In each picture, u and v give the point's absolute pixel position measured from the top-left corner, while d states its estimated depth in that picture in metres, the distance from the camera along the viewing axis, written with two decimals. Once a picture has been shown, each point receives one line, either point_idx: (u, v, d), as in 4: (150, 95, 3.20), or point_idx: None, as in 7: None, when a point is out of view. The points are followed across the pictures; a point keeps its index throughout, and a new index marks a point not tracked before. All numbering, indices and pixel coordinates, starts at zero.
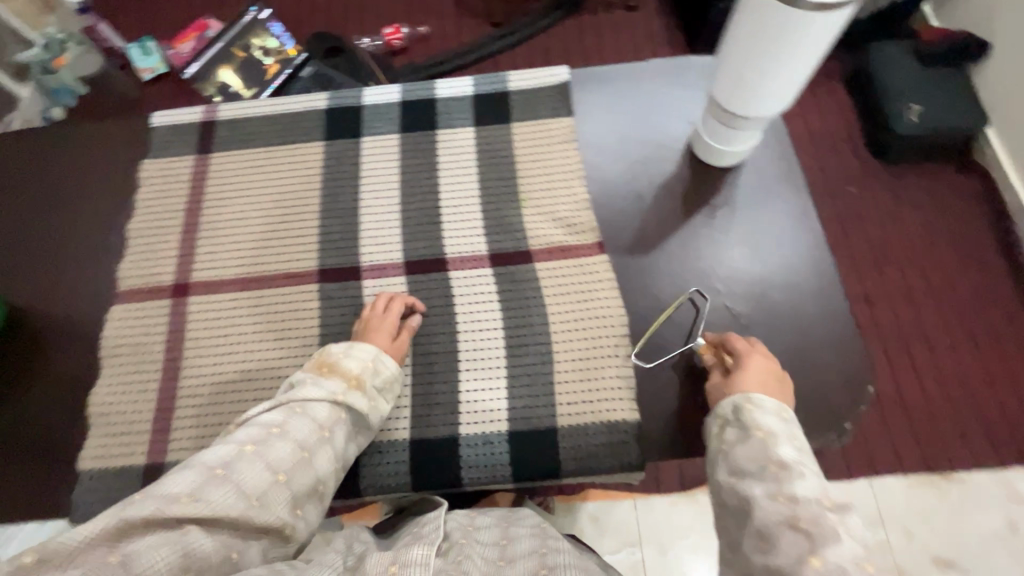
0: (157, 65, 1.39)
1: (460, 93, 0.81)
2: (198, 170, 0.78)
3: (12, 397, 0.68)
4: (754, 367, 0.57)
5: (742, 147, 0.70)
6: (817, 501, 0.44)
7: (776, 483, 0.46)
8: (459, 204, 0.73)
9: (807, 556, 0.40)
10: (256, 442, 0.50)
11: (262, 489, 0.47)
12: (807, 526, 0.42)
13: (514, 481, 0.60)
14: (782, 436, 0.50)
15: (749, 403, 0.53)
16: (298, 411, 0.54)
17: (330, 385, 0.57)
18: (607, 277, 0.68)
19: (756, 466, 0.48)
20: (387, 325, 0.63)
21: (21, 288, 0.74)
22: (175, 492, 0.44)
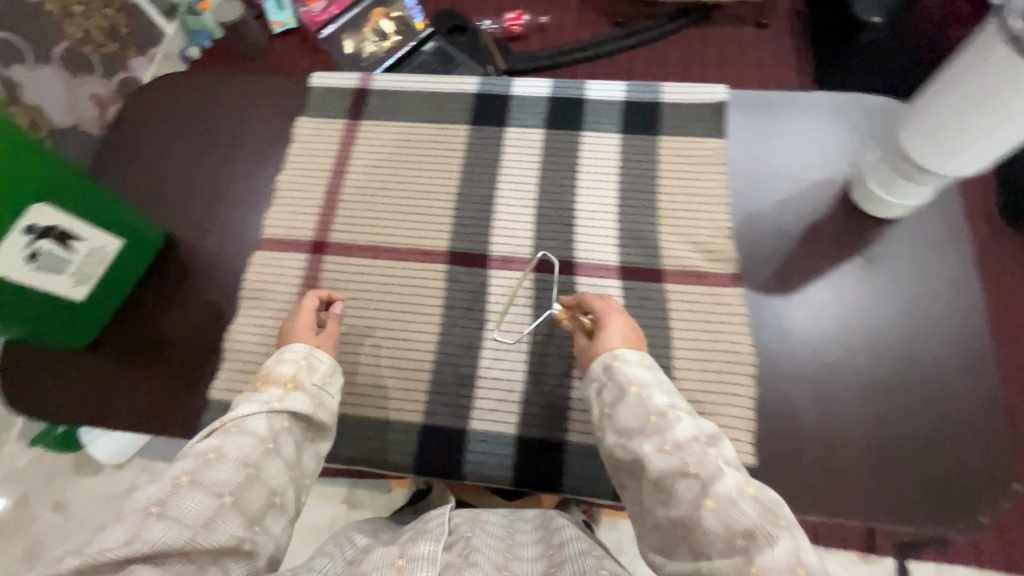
0: (288, 20, 1.37)
1: (610, 98, 0.80)
2: (348, 134, 0.81)
3: (155, 318, 0.73)
4: (610, 324, 0.59)
5: (913, 202, 0.65)
6: (695, 439, 0.47)
7: (659, 437, 0.48)
8: (595, 210, 0.73)
9: (702, 498, 0.42)
10: (191, 472, 0.46)
11: (205, 518, 0.43)
12: (696, 470, 0.44)
13: (615, 498, 0.60)
14: (649, 386, 0.52)
15: (618, 360, 0.55)
16: (236, 430, 0.51)
17: (265, 395, 0.55)
18: (738, 312, 0.66)
19: (637, 424, 0.50)
20: (304, 318, 0.66)
21: (174, 218, 0.79)
22: (110, 543, 0.39)
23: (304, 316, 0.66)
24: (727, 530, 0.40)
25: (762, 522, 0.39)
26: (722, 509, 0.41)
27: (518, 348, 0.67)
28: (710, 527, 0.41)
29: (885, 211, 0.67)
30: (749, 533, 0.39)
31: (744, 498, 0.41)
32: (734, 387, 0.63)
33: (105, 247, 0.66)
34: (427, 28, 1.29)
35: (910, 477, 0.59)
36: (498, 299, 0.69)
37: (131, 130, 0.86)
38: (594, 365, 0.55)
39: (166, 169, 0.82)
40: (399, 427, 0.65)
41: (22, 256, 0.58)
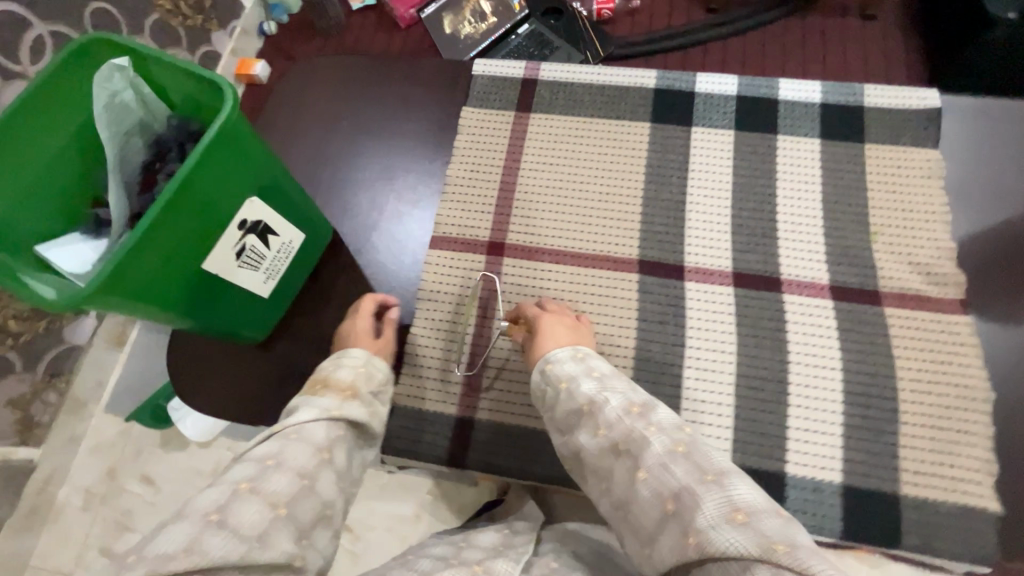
0: None
1: (807, 99, 0.73)
2: (519, 127, 0.77)
3: (328, 315, 0.71)
4: (552, 321, 0.59)
5: None
6: (623, 414, 0.48)
7: (592, 423, 0.49)
8: (797, 222, 0.68)
9: (635, 473, 0.44)
10: (250, 477, 0.42)
11: (262, 528, 0.39)
12: (625, 448, 0.45)
13: (844, 538, 0.56)
14: (580, 376, 0.52)
15: (584, 357, 0.55)
16: (295, 436, 0.46)
17: (322, 402, 0.50)
18: (969, 343, 0.61)
19: (574, 414, 0.50)
20: (354, 320, 0.63)
21: (340, 211, 0.76)
22: (168, 551, 0.36)
23: (354, 318, 0.63)
24: (658, 497, 0.42)
25: (761, 501, 0.39)
26: (654, 479, 0.43)
27: (724, 369, 0.63)
28: (645, 498, 0.43)
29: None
30: (677, 496, 0.41)
31: (676, 460, 0.43)
32: (970, 425, 0.58)
33: (292, 242, 0.64)
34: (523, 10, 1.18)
35: None
36: (698, 313, 0.65)
37: (288, 115, 0.82)
38: (555, 354, 0.55)
39: (326, 158, 0.79)
40: None
41: (233, 253, 0.56)
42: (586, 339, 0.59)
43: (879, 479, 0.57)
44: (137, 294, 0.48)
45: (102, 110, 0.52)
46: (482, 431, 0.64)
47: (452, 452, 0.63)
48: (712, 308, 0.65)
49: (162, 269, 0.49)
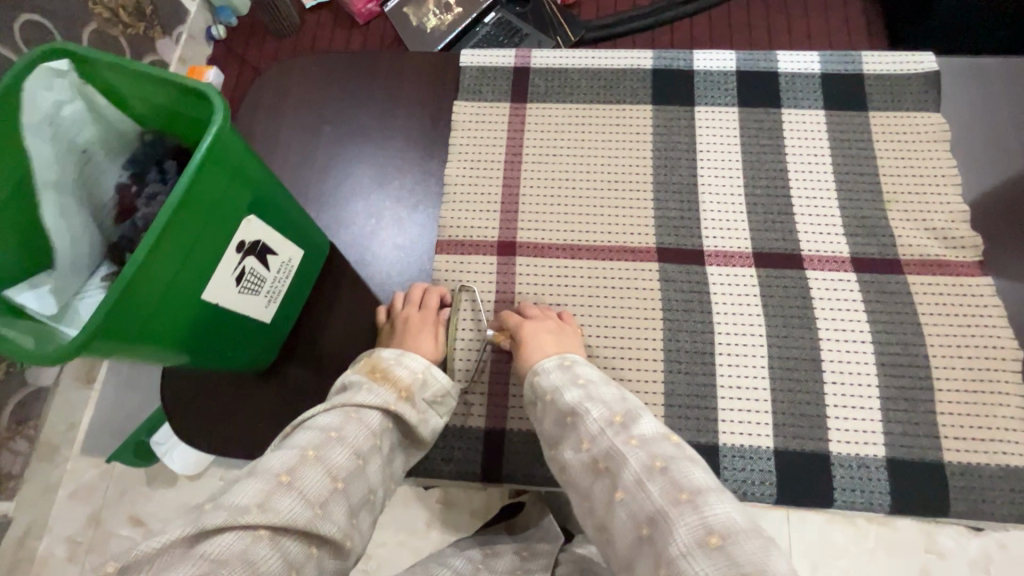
0: None
1: (807, 70, 0.72)
2: (516, 119, 0.73)
3: (333, 334, 0.66)
4: (533, 328, 0.58)
5: None
6: (604, 427, 0.46)
7: (575, 437, 0.47)
8: (811, 196, 0.67)
9: (614, 493, 0.42)
10: (316, 446, 0.46)
11: (324, 497, 0.43)
12: (607, 466, 0.44)
13: (894, 512, 0.56)
14: (564, 386, 0.51)
15: (570, 364, 0.53)
16: (356, 415, 0.50)
17: (382, 392, 0.53)
18: (993, 303, 0.61)
19: (558, 425, 0.49)
20: (420, 318, 0.61)
21: (334, 222, 0.71)
22: (241, 505, 0.39)
23: (423, 314, 0.62)
24: (632, 521, 0.40)
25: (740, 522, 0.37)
26: (632, 500, 0.41)
27: (756, 352, 0.61)
28: (623, 521, 0.41)
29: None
30: (653, 521, 0.39)
31: (653, 478, 0.40)
32: (1003, 385, 0.58)
33: (292, 259, 0.60)
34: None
35: None
36: (723, 298, 0.63)
37: (264, 122, 0.77)
38: (542, 365, 0.54)
39: (312, 166, 0.74)
40: None
41: (232, 278, 0.52)
42: (574, 343, 0.59)
43: (921, 448, 0.57)
44: (134, 334, 0.44)
45: (36, 121, 0.45)
46: (514, 442, 0.60)
47: (485, 467, 0.60)
48: (737, 291, 0.63)
49: (158, 305, 0.45)
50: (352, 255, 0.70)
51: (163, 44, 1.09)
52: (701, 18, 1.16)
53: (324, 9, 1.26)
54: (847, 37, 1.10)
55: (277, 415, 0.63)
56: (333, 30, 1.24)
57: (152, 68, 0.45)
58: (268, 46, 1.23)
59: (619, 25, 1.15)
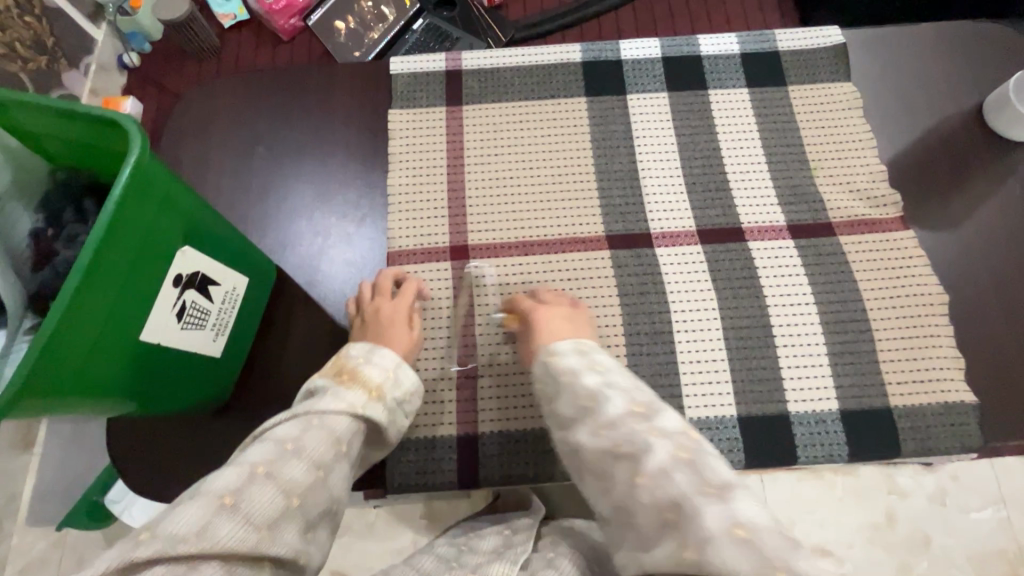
0: (239, 10, 1.20)
1: (727, 51, 0.75)
2: (453, 123, 0.73)
3: (288, 360, 0.63)
4: (546, 315, 0.57)
5: None
6: (625, 416, 0.43)
7: (593, 422, 0.44)
8: (745, 171, 0.70)
9: (635, 478, 0.39)
10: (292, 438, 0.44)
11: (308, 483, 0.42)
12: (626, 451, 0.41)
13: (853, 460, 0.59)
14: (582, 369, 0.49)
15: (587, 351, 0.52)
16: (317, 421, 0.46)
17: (352, 394, 0.51)
18: (917, 253, 0.65)
19: (579, 411, 0.46)
20: (393, 312, 0.60)
21: (278, 245, 0.69)
22: (181, 531, 0.35)
23: (396, 310, 0.61)
24: (655, 506, 0.37)
25: None
26: None
27: (712, 326, 0.63)
28: (642, 505, 0.38)
29: (1016, 131, 0.68)
30: (677, 506, 0.36)
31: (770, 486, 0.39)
32: (936, 328, 0.62)
33: (236, 288, 0.57)
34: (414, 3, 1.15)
35: None
36: (674, 278, 0.65)
37: (190, 149, 0.73)
38: (556, 348, 0.52)
39: (247, 190, 0.71)
40: None
41: (172, 315, 0.49)
42: (583, 331, 0.57)
43: (871, 397, 0.60)
44: (66, 387, 0.41)
45: None
46: (487, 446, 0.60)
47: (462, 474, 0.59)
48: (687, 269, 0.65)
49: (91, 353, 0.41)
50: (301, 276, 0.67)
51: (70, 76, 1.03)
52: (625, 9, 1.19)
53: (243, 27, 1.21)
54: (759, 18, 1.15)
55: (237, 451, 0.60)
56: (254, 47, 1.20)
57: (58, 101, 0.42)
58: (187, 70, 1.17)
59: (548, 23, 1.16)
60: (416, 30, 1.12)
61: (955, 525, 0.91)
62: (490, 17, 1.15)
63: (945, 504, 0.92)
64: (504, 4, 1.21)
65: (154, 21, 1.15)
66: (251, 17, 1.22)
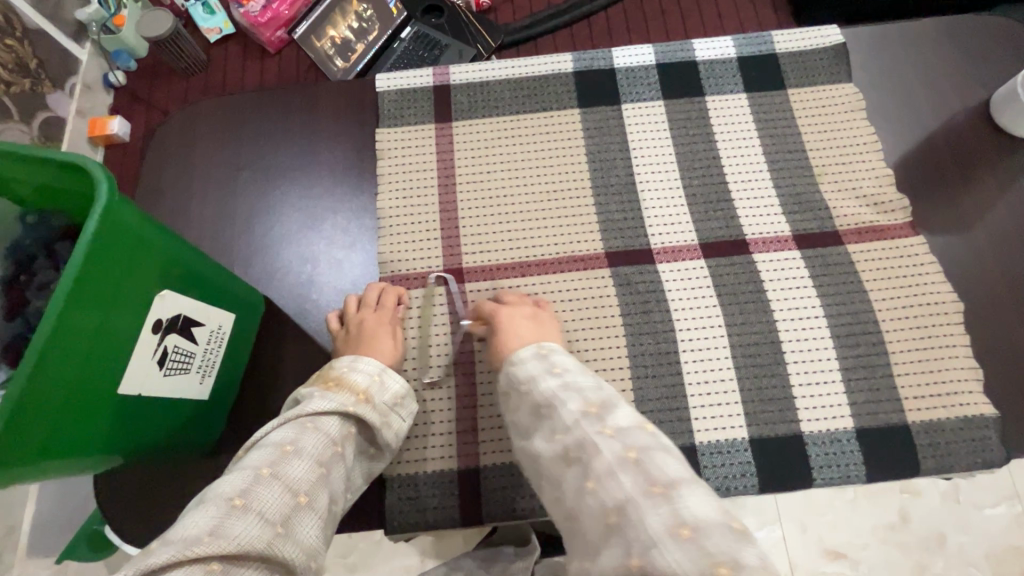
0: (224, 24, 1.18)
1: (723, 55, 0.73)
2: (444, 141, 0.70)
3: (279, 394, 0.61)
4: (509, 318, 0.56)
5: None
6: (582, 420, 0.41)
7: (548, 430, 0.43)
8: (747, 179, 0.67)
9: (584, 483, 0.38)
10: (271, 464, 0.42)
11: (286, 514, 0.40)
12: (576, 455, 0.40)
13: (870, 480, 0.56)
14: (541, 374, 0.47)
15: (547, 353, 0.50)
16: (312, 425, 0.47)
17: (339, 398, 0.50)
18: (929, 260, 0.63)
19: (534, 415, 0.45)
20: (377, 317, 0.59)
21: (266, 274, 0.66)
22: (194, 533, 0.35)
23: (380, 314, 0.59)
24: (601, 510, 0.36)
25: None
26: None
27: (718, 344, 0.61)
28: (590, 511, 0.37)
29: (1022, 128, 0.66)
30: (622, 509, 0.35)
31: None
32: (952, 340, 0.60)
33: (223, 325, 0.55)
34: (401, 13, 1.12)
35: None
36: (678, 294, 0.63)
37: (173, 177, 0.71)
38: (517, 354, 0.51)
39: (233, 218, 0.69)
40: None
41: (154, 362, 0.46)
42: (546, 333, 0.56)
43: (886, 412, 0.58)
44: (41, 450, 0.38)
45: None
46: (490, 479, 0.57)
47: (464, 510, 0.57)
48: (691, 286, 0.63)
49: (66, 414, 0.39)
50: (292, 307, 0.65)
51: (53, 98, 1.00)
52: (615, 9, 1.17)
53: (229, 42, 1.19)
54: (754, 12, 1.13)
55: None
56: (241, 62, 1.17)
57: (22, 146, 0.40)
58: (173, 88, 1.15)
59: (539, 25, 1.14)
60: (404, 38, 1.08)
61: (971, 523, 0.89)
62: (479, 22, 1.12)
63: (960, 503, 0.90)
64: (492, 8, 1.19)
65: (138, 37, 1.13)
66: (238, 31, 1.20)
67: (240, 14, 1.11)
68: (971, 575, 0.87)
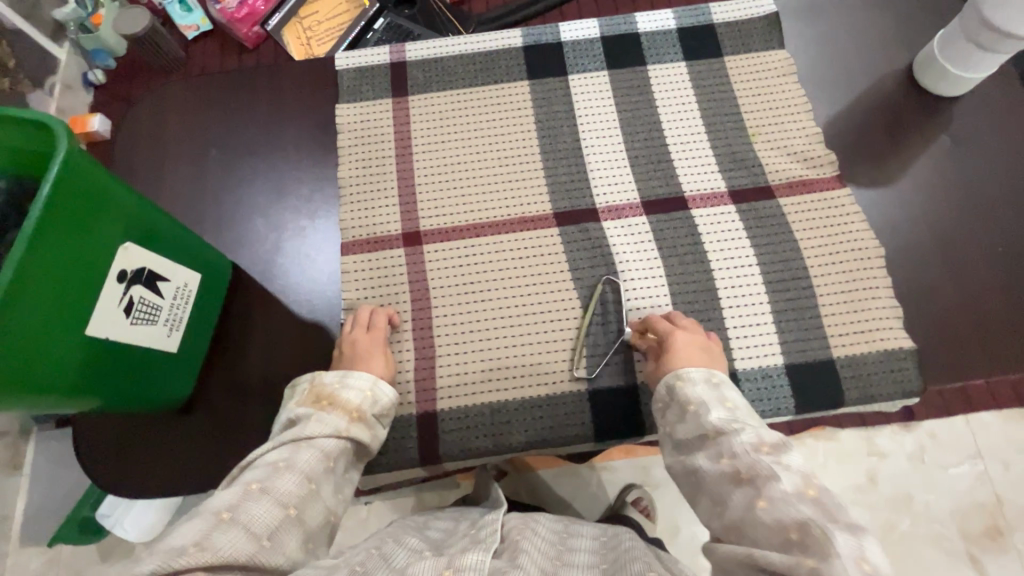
0: (202, 23, 1.18)
1: (664, 27, 0.77)
2: (400, 114, 0.74)
3: (249, 351, 0.65)
4: (683, 342, 0.57)
5: (968, 72, 0.68)
6: (753, 448, 0.43)
7: (716, 452, 0.45)
8: (685, 141, 0.71)
9: (755, 501, 0.40)
10: (260, 479, 0.44)
11: (273, 527, 0.42)
12: (748, 477, 0.42)
13: (798, 412, 0.61)
14: (713, 402, 0.49)
15: (719, 382, 0.51)
16: (306, 444, 0.48)
17: (332, 419, 0.51)
18: (854, 209, 0.67)
19: (697, 437, 0.47)
20: (368, 338, 0.60)
21: (234, 244, 0.70)
22: (180, 545, 0.37)
23: (371, 336, 0.61)
24: (779, 525, 0.38)
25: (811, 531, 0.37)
26: None
27: (659, 292, 0.65)
28: (763, 527, 0.39)
29: (952, 89, 0.71)
30: None
31: (804, 502, 0.39)
32: (875, 280, 0.64)
33: (189, 284, 0.58)
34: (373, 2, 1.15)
35: None
36: (622, 248, 0.67)
37: (144, 157, 0.74)
38: (689, 374, 0.52)
39: (203, 192, 0.72)
40: (563, 400, 0.62)
41: (121, 311, 0.50)
42: (716, 363, 0.56)
43: (814, 349, 0.63)
44: (11, 385, 0.42)
45: None
46: (445, 422, 0.61)
47: (423, 451, 0.61)
48: (635, 241, 0.67)
49: (34, 355, 0.43)
50: (258, 272, 0.69)
51: (34, 95, 1.04)
52: None
53: (207, 38, 1.19)
54: None
55: (204, 444, 0.62)
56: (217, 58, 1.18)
57: None
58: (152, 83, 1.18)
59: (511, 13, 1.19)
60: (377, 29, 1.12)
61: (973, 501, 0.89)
62: (451, 12, 1.15)
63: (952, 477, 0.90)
64: None
65: (116, 36, 1.13)
66: (216, 27, 1.20)
67: (216, 11, 1.12)
68: None
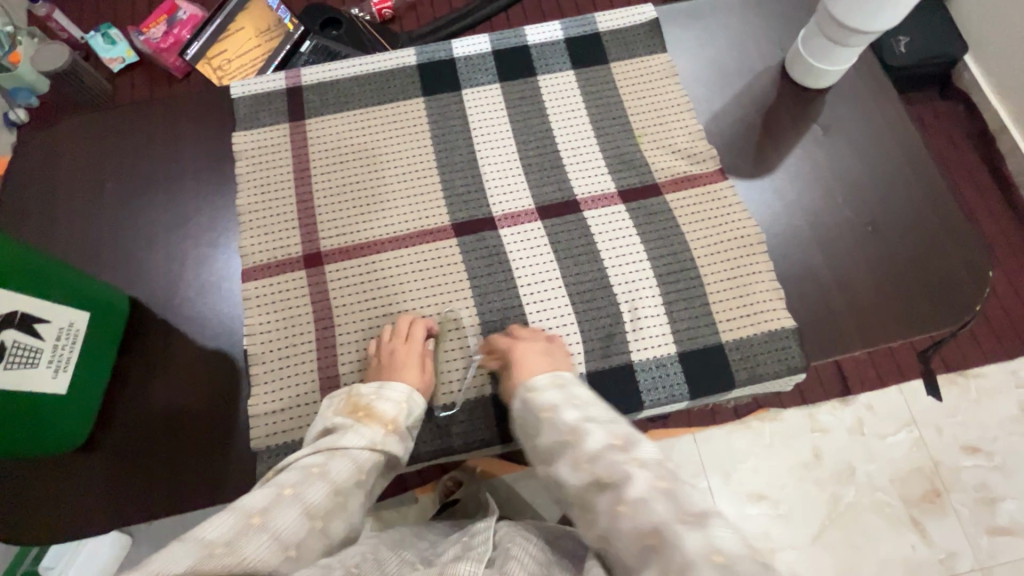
0: (127, 53, 1.18)
1: (552, 38, 0.80)
2: (298, 136, 0.75)
3: (151, 384, 0.65)
4: (526, 349, 0.60)
5: (830, 64, 0.72)
6: (610, 452, 0.50)
7: (575, 460, 0.50)
8: (577, 147, 0.74)
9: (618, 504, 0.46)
10: (229, 541, 0.42)
11: None
12: (609, 482, 0.48)
13: (692, 398, 0.64)
14: (566, 411, 0.54)
15: (565, 384, 0.57)
16: (343, 454, 0.53)
17: (370, 432, 0.55)
18: (734, 200, 0.71)
19: (558, 446, 0.52)
20: (406, 350, 0.61)
21: (134, 279, 0.70)
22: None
23: (408, 347, 0.61)
24: (638, 530, 0.44)
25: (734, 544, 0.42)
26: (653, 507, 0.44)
27: (556, 293, 0.67)
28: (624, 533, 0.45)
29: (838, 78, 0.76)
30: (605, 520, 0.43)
31: (657, 503, 0.45)
32: (757, 266, 0.68)
33: (75, 323, 0.60)
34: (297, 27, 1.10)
35: (911, 293, 0.68)
36: (519, 253, 0.69)
37: (37, 198, 0.74)
38: (534, 382, 0.57)
39: (99, 230, 0.72)
40: (467, 405, 0.63)
41: None
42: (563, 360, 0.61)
43: (705, 336, 0.66)
44: None
45: None
46: None
47: None
48: (530, 245, 0.69)
49: None
50: (159, 305, 0.68)
51: None
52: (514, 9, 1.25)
53: (133, 69, 1.19)
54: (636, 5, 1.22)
55: (108, 481, 0.61)
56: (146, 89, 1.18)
57: None
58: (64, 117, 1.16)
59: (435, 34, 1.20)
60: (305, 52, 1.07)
61: (876, 451, 1.09)
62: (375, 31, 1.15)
63: (864, 434, 1.10)
64: (396, 17, 1.26)
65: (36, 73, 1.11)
66: (142, 58, 1.20)
67: (141, 41, 1.16)
68: (878, 496, 1.07)
